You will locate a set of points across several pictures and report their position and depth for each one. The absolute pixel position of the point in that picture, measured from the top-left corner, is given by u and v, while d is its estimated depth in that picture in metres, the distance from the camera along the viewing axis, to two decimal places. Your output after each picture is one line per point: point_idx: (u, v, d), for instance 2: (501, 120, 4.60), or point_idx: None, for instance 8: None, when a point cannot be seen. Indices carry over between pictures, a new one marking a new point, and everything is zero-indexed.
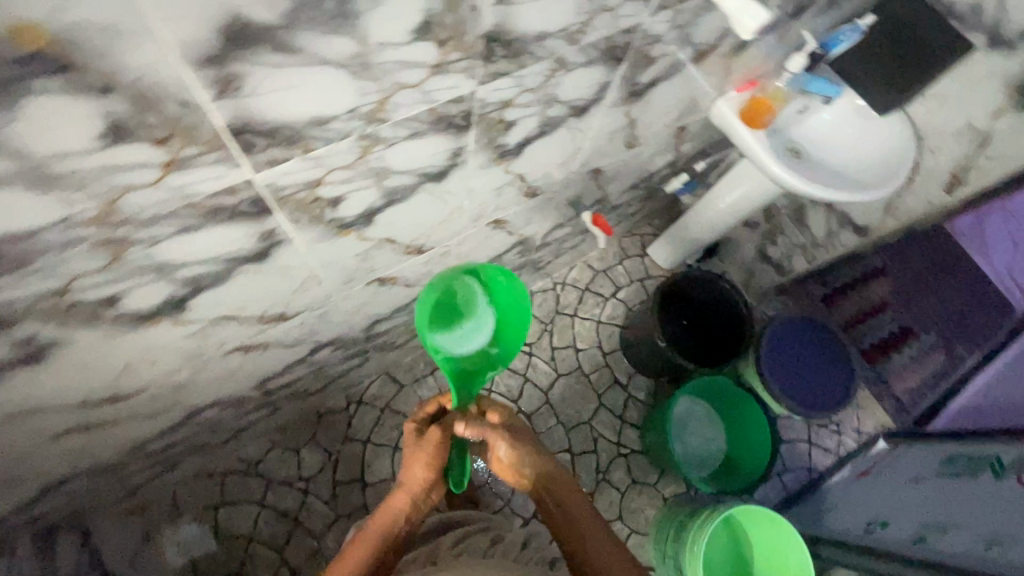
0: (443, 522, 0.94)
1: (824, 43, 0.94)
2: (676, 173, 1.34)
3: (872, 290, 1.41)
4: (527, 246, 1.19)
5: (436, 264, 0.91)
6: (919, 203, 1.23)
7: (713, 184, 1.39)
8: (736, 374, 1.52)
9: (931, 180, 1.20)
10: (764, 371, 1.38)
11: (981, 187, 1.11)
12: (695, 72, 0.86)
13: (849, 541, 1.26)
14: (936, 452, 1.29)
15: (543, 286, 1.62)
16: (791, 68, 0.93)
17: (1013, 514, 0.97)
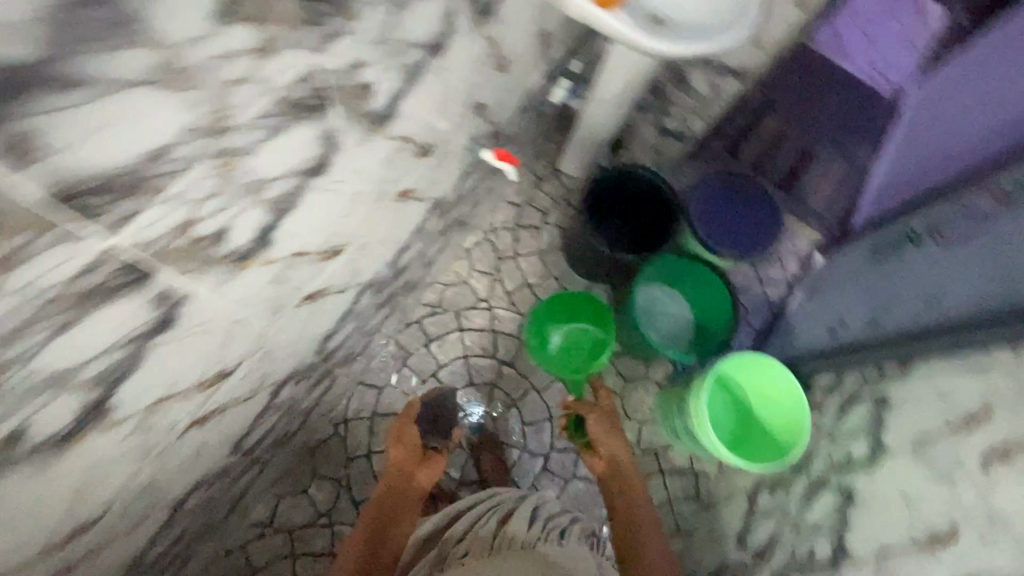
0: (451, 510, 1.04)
1: None
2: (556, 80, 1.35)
3: (766, 126, 1.62)
4: (444, 205, 1.15)
5: (361, 259, 0.87)
6: None
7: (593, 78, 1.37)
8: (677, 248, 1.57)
9: None
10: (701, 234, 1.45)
11: None
12: None
13: (818, 350, 1.39)
14: (865, 245, 1.43)
15: (475, 239, 1.62)
16: None
17: (940, 270, 1.09)
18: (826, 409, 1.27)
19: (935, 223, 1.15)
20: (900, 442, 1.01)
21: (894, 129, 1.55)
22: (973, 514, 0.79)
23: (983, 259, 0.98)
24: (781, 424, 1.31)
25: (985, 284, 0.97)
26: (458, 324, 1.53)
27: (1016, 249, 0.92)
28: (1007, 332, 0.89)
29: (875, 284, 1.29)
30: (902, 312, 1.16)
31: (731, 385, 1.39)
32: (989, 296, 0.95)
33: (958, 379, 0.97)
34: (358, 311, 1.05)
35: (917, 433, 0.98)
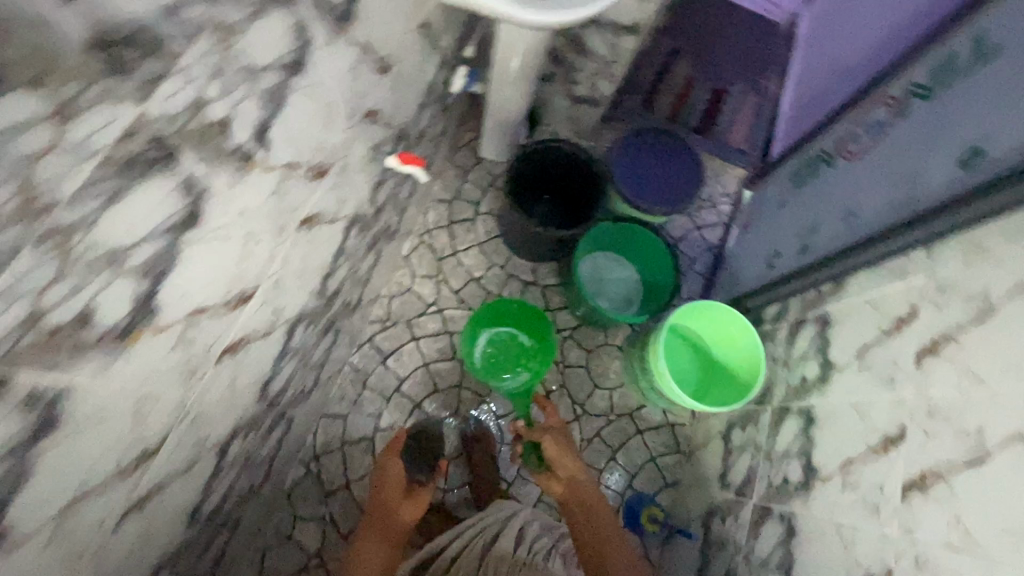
0: (443, 536, 1.15)
1: None
2: (454, 69, 1.27)
3: (675, 76, 1.92)
4: (365, 220, 1.12)
5: (279, 298, 0.84)
6: None
7: (490, 61, 1.35)
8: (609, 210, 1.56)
9: None
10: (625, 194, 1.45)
11: None
12: None
13: (760, 284, 1.40)
14: (784, 183, 1.53)
15: (412, 245, 1.60)
16: None
17: (862, 186, 1.14)
18: (778, 339, 1.30)
19: (848, 141, 1.27)
20: (845, 357, 1.05)
21: (748, 88, 1.96)
22: (916, 413, 0.83)
23: (890, 161, 1.09)
24: (739, 359, 1.34)
25: (896, 181, 1.04)
26: (412, 334, 1.51)
27: (917, 140, 1.03)
28: (917, 212, 0.94)
29: (797, 213, 1.36)
30: (825, 229, 1.21)
31: (687, 334, 1.42)
32: (898, 190, 1.03)
33: (890, 284, 1.00)
34: (296, 348, 1.02)
35: (860, 344, 1.02)
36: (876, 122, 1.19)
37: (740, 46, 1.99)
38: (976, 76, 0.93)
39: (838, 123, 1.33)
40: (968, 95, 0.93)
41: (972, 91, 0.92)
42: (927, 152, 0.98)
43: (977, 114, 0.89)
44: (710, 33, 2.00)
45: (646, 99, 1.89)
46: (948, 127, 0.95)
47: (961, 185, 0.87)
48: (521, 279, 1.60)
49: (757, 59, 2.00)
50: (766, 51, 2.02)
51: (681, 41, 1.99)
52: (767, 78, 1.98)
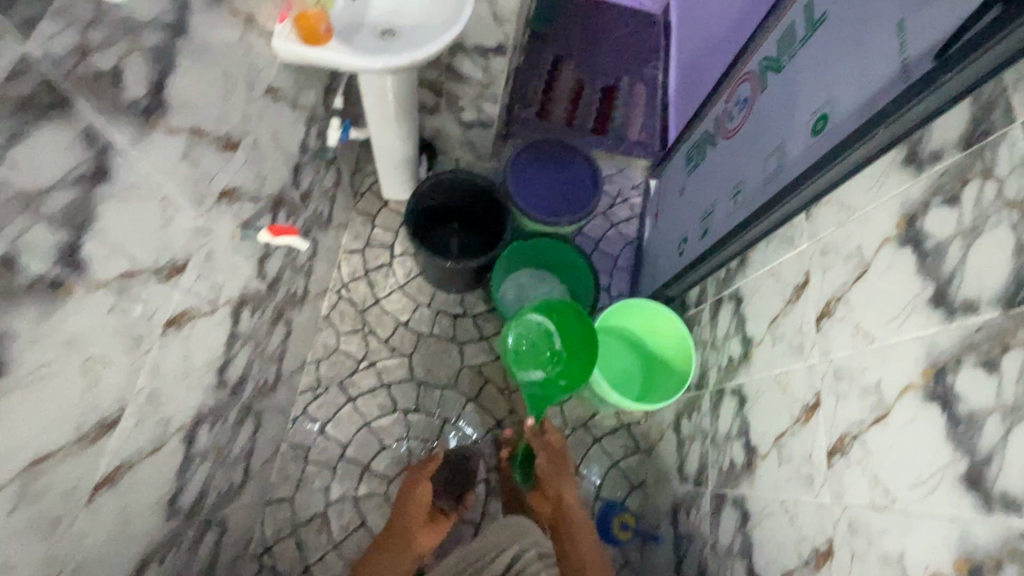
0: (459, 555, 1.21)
1: None
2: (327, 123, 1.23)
3: (564, 79, 1.98)
4: (257, 297, 1.06)
5: (160, 409, 0.78)
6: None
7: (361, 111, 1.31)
8: (518, 228, 1.55)
9: None
10: (527, 210, 1.40)
11: None
12: (205, 42, 0.73)
13: (674, 272, 1.38)
14: (681, 169, 1.55)
15: (331, 302, 1.55)
16: None
17: (741, 161, 1.16)
18: (703, 321, 1.32)
19: (725, 116, 1.31)
20: (760, 330, 1.06)
21: (635, 80, 2.03)
22: (826, 378, 0.84)
23: (759, 133, 1.10)
24: (670, 350, 1.37)
25: (766, 152, 1.05)
26: (347, 395, 1.46)
27: (777, 111, 1.05)
28: (788, 180, 0.95)
29: (696, 197, 1.38)
30: (719, 211, 1.21)
31: (622, 331, 1.44)
32: (769, 162, 1.03)
33: (787, 252, 1.01)
34: (204, 450, 0.95)
35: (771, 315, 1.04)
36: (744, 98, 1.23)
37: (620, 44, 2.08)
38: (815, 44, 0.96)
39: (717, 101, 1.38)
40: (812, 61, 0.96)
41: (814, 57, 0.96)
42: (785, 120, 1.01)
43: (821, 77, 0.92)
44: (591, 35, 2.08)
45: (540, 110, 1.91)
46: (798, 94, 0.98)
47: (815, 147, 0.88)
48: (450, 313, 1.57)
49: (638, 52, 2.08)
50: (646, 43, 2.11)
51: (563, 49, 2.04)
52: (652, 68, 2.07)
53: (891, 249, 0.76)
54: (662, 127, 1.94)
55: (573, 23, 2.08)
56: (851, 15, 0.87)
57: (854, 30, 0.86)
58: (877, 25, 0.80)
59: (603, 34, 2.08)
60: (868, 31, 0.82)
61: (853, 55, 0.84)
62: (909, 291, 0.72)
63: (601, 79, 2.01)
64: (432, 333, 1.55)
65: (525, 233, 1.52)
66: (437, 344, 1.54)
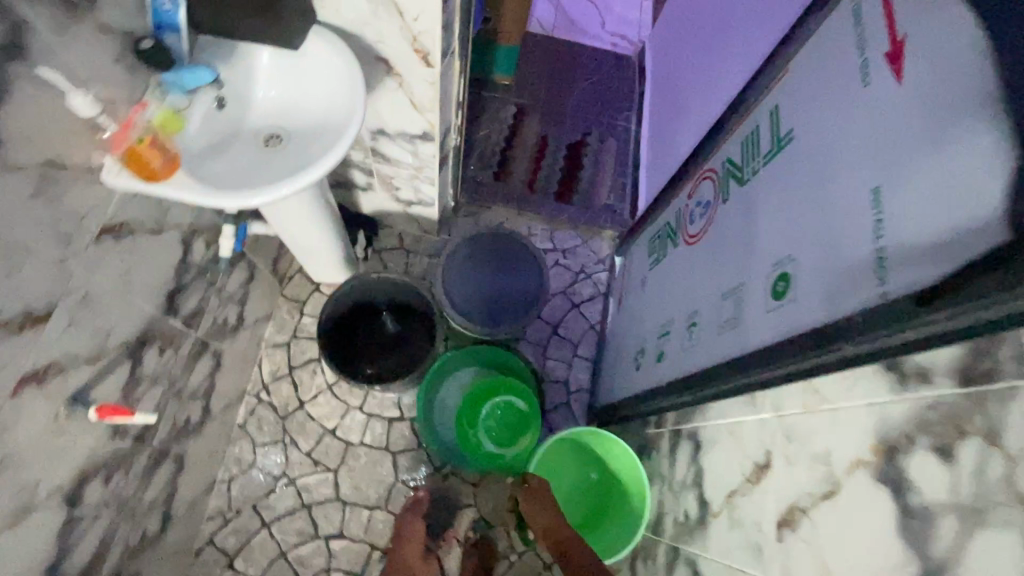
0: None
1: (160, 25, 0.77)
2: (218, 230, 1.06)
3: (525, 136, 1.80)
4: (119, 459, 0.90)
5: None
6: (426, 88, 0.99)
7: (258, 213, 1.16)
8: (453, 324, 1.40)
9: (409, 64, 0.96)
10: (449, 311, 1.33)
11: (443, 44, 0.90)
12: None
13: (629, 388, 1.19)
14: (643, 259, 1.37)
15: (249, 406, 1.38)
16: (87, 110, 0.68)
17: (698, 281, 0.98)
18: (662, 451, 1.15)
19: (684, 214, 1.15)
20: (718, 498, 0.89)
21: (605, 135, 1.85)
22: None
23: (716, 261, 0.92)
24: (621, 470, 1.18)
25: (723, 286, 0.87)
26: (262, 520, 1.29)
27: (734, 240, 0.87)
28: (739, 346, 0.76)
29: (653, 306, 1.19)
30: (673, 341, 1.02)
31: (585, 458, 1.24)
32: (724, 307, 0.84)
33: (745, 414, 0.84)
34: None
35: (728, 487, 0.86)
36: (704, 202, 1.05)
37: (588, 94, 1.89)
38: (778, 170, 0.79)
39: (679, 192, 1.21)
40: (775, 192, 0.78)
41: (777, 188, 0.78)
42: (743, 259, 0.82)
43: (783, 220, 0.74)
44: (556, 84, 1.89)
45: (497, 171, 1.73)
46: (758, 230, 0.80)
47: (772, 317, 0.70)
48: (384, 417, 1.40)
49: (608, 102, 1.90)
50: (617, 91, 1.92)
51: (525, 100, 1.85)
52: (624, 121, 1.88)
53: (865, 477, 0.59)
54: (631, 190, 1.76)
55: (536, 72, 1.90)
56: (819, 152, 0.69)
57: (820, 172, 0.68)
58: (851, 177, 0.62)
59: (569, 83, 1.90)
60: (837, 182, 0.64)
61: (822, 207, 0.66)
62: (884, 555, 0.55)
63: (566, 134, 1.83)
64: (362, 441, 1.38)
65: (460, 328, 1.37)
66: (368, 455, 1.37)
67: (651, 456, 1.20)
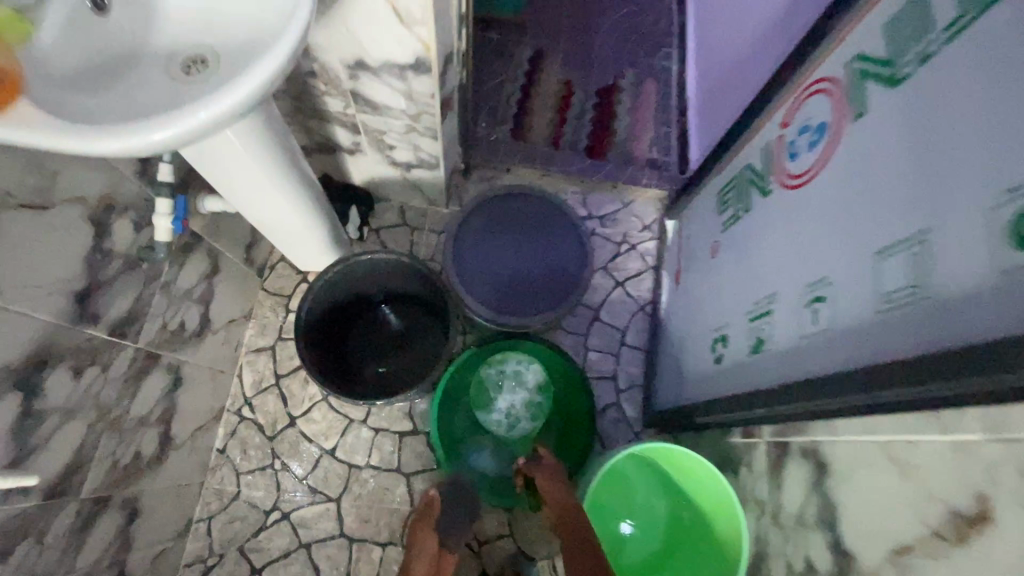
0: None
1: None
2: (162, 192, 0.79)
3: (545, 82, 1.47)
4: (19, 527, 0.65)
5: None
6: None
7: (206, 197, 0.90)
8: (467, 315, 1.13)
9: None
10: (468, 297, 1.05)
11: None
12: None
13: (709, 388, 0.90)
14: (711, 221, 1.06)
15: (228, 426, 1.13)
16: None
17: (819, 241, 0.68)
18: (757, 470, 0.86)
19: (775, 153, 0.85)
20: (871, 550, 0.61)
21: (645, 73, 1.50)
22: None
23: (857, 209, 0.62)
24: (698, 496, 0.91)
25: (878, 245, 0.58)
26: (250, 566, 1.05)
27: (898, 167, 0.57)
28: (959, 332, 0.47)
29: (735, 283, 0.89)
30: (781, 326, 0.73)
31: (663, 480, 0.95)
32: (896, 272, 0.55)
33: (931, 435, 0.54)
34: None
35: (893, 540, 0.58)
36: (819, 125, 0.74)
37: (620, 25, 1.54)
38: (988, 47, 0.48)
39: (765, 126, 0.90)
40: (996, 75, 0.47)
41: (1005, 66, 0.46)
42: (933, 188, 0.51)
43: None
44: (579, 16, 1.54)
45: (514, 127, 1.42)
46: (957, 143, 0.50)
47: None
48: (393, 431, 1.13)
49: (647, 33, 1.54)
50: (656, 19, 1.56)
51: (543, 40, 1.52)
52: (666, 55, 1.52)
53: None
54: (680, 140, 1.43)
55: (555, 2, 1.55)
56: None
57: None
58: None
59: (596, 13, 1.55)
60: None
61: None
62: None
63: (595, 76, 1.49)
64: (369, 463, 1.11)
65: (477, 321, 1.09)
66: (376, 480, 1.11)
67: (738, 473, 0.92)
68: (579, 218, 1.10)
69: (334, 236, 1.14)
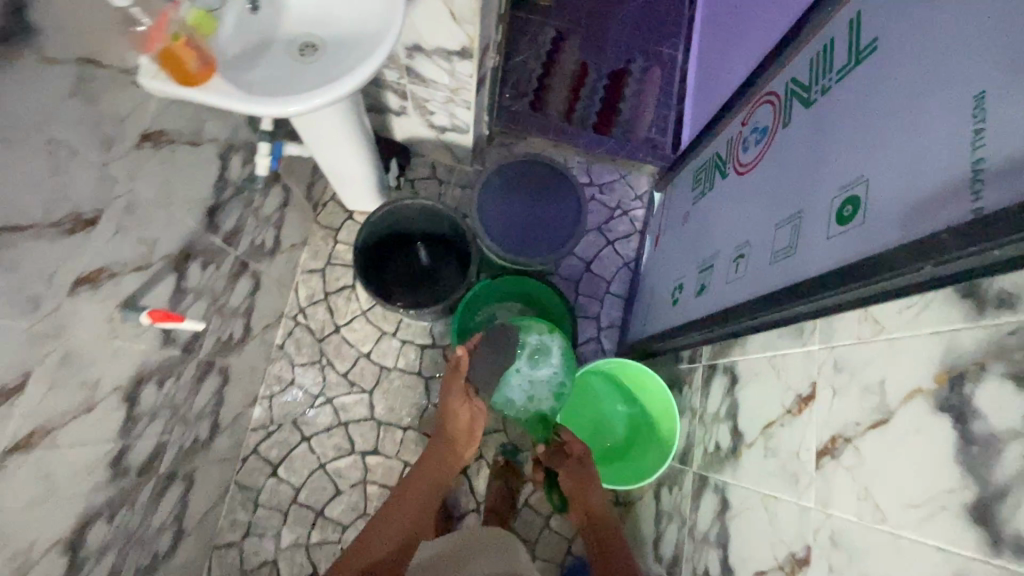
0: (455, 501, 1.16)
1: None
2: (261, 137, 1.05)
3: (564, 61, 1.68)
4: (168, 367, 0.94)
5: (28, 531, 0.69)
6: None
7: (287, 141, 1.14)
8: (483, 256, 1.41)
9: None
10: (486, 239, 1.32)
11: None
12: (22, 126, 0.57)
13: (666, 324, 1.17)
14: (687, 195, 1.31)
15: (286, 329, 1.41)
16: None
17: (749, 215, 0.93)
18: (695, 386, 1.14)
19: (734, 145, 1.09)
20: (753, 428, 0.89)
21: (652, 61, 1.71)
22: (820, 536, 0.69)
23: (773, 193, 0.87)
24: (649, 404, 1.23)
25: (779, 218, 0.83)
26: (301, 435, 1.36)
27: (799, 164, 0.81)
28: (802, 272, 0.72)
29: (695, 245, 1.15)
30: (717, 276, 0.99)
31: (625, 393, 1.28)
32: (784, 236, 0.80)
33: (796, 348, 0.81)
34: (103, 544, 0.86)
35: (766, 419, 0.86)
36: (762, 128, 0.98)
37: (635, 14, 1.73)
38: (856, 89, 0.72)
39: (730, 123, 1.13)
40: (859, 105, 0.70)
41: (863, 100, 0.70)
42: (812, 182, 0.76)
43: (866, 136, 0.67)
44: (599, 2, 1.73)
45: (533, 100, 1.64)
46: (828, 153, 0.74)
47: (848, 240, 0.65)
48: (417, 344, 1.42)
49: (659, 23, 1.73)
50: (669, 11, 1.75)
51: (566, 22, 1.71)
52: (673, 46, 1.72)
53: (920, 404, 0.58)
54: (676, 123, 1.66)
55: None
56: (923, 52, 0.61)
57: (911, 91, 0.62)
58: (976, 74, 0.54)
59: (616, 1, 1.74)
60: (936, 98, 0.58)
61: (924, 116, 0.59)
62: (939, 483, 0.54)
63: (609, 59, 1.70)
64: (396, 367, 1.40)
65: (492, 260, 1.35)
66: (401, 380, 1.40)
67: (682, 390, 1.20)
68: (579, 184, 1.35)
69: (380, 183, 1.40)
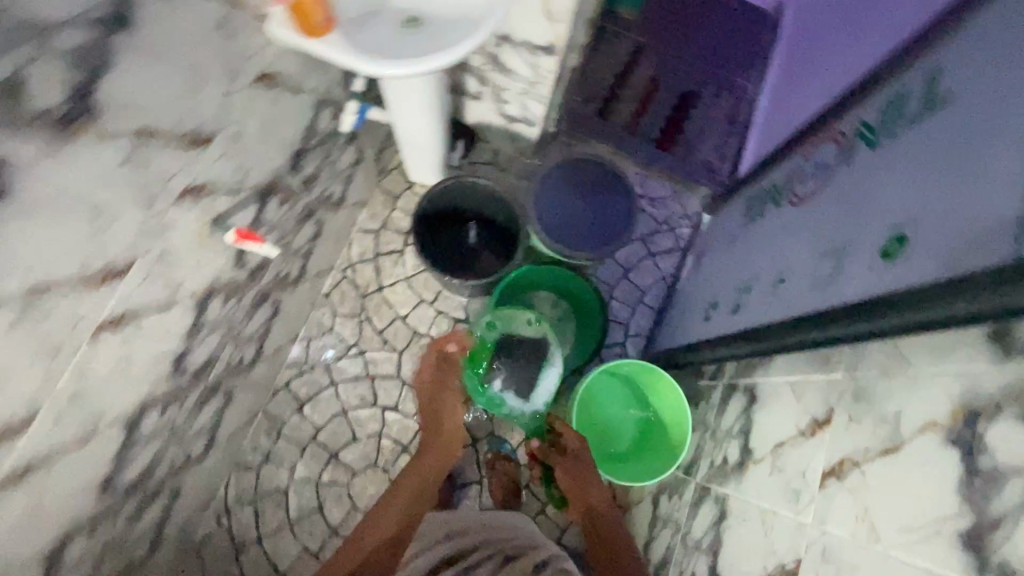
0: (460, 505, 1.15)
1: None
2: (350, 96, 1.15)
3: (638, 74, 1.72)
4: (234, 287, 1.03)
5: (104, 399, 0.78)
6: None
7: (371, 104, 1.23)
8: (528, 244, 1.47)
9: None
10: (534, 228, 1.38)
11: None
12: (176, 46, 0.66)
13: (692, 338, 1.21)
14: (735, 221, 1.34)
15: (334, 280, 1.50)
16: None
17: (795, 243, 0.96)
18: (712, 402, 1.17)
19: (792, 177, 1.12)
20: (764, 446, 0.92)
21: (724, 88, 1.74)
22: (812, 550, 0.72)
23: (823, 226, 0.90)
24: (664, 412, 1.26)
25: (825, 249, 0.86)
26: (330, 380, 1.45)
27: (853, 201, 0.84)
28: (835, 300, 0.76)
29: (736, 268, 1.18)
30: (753, 298, 1.02)
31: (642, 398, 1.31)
32: (825, 266, 0.83)
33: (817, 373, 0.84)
34: (153, 432, 0.95)
35: (778, 437, 0.89)
36: (823, 163, 1.01)
37: (715, 40, 1.77)
38: (919, 134, 0.75)
39: (790, 157, 1.16)
40: (919, 151, 0.73)
41: (924, 147, 0.73)
42: (861, 219, 0.80)
43: (925, 178, 0.70)
44: (683, 24, 1.77)
45: (602, 106, 1.69)
46: (883, 193, 0.77)
47: (885, 274, 0.68)
48: (451, 316, 1.49)
49: (737, 53, 1.76)
50: (749, 43, 1.77)
51: (646, 37, 1.76)
52: (747, 77, 1.75)
53: (932, 439, 0.60)
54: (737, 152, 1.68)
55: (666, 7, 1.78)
56: (984, 107, 0.64)
57: (969, 142, 0.65)
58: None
59: (698, 25, 1.77)
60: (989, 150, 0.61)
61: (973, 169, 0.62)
62: (938, 509, 0.57)
63: (682, 80, 1.73)
64: (428, 334, 1.48)
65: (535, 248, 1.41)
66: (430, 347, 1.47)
67: (699, 405, 1.23)
68: (632, 191, 1.40)
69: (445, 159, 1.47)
